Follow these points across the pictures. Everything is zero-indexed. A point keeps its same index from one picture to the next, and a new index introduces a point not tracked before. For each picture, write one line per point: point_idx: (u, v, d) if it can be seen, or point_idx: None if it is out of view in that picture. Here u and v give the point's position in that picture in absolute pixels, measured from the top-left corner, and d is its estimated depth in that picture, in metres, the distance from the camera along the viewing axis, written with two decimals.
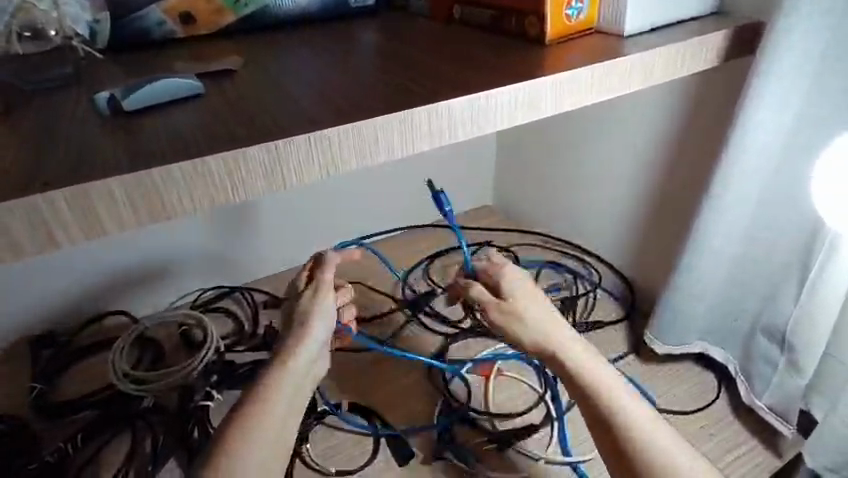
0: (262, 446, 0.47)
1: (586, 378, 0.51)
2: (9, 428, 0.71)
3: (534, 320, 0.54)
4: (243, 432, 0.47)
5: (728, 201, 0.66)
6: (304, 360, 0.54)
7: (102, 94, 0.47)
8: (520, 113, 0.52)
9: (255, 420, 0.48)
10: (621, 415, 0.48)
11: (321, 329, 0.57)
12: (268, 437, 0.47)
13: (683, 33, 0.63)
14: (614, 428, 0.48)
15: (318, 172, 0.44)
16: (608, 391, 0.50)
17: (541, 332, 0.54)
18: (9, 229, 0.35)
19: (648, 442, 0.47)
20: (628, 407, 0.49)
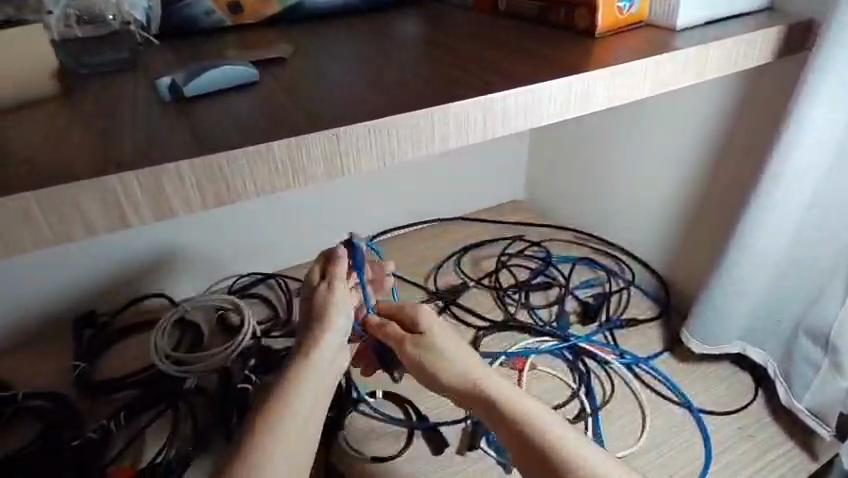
0: (290, 441, 0.47)
1: (511, 406, 0.51)
2: (53, 405, 0.73)
3: (452, 355, 0.55)
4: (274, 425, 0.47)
5: (776, 200, 0.65)
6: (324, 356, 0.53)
7: (163, 79, 0.48)
8: (575, 105, 0.52)
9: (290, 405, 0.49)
10: (551, 440, 0.48)
11: (343, 323, 0.56)
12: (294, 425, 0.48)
13: (735, 28, 0.62)
14: (546, 453, 0.48)
15: (376, 161, 0.44)
16: (534, 416, 0.50)
17: (462, 369, 0.54)
18: (84, 209, 0.36)
19: (580, 463, 0.47)
20: (554, 429, 0.49)
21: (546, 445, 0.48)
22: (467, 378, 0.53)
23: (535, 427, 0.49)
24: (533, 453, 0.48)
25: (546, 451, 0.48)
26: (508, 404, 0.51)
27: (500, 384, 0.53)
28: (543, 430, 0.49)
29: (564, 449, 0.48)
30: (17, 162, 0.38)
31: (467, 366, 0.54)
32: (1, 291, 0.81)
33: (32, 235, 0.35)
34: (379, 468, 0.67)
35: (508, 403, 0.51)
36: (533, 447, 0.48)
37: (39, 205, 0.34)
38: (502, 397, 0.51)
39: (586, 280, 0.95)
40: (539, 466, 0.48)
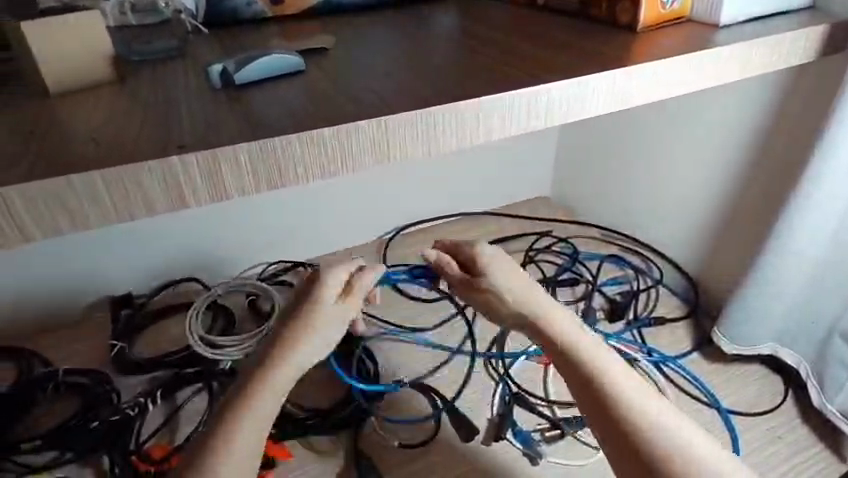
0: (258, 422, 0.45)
1: (560, 332, 0.50)
2: (92, 382, 0.76)
3: (506, 280, 0.53)
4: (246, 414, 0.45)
5: (815, 198, 0.65)
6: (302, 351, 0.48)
7: (214, 66, 0.50)
8: (617, 100, 0.52)
9: (262, 393, 0.46)
10: (597, 370, 0.47)
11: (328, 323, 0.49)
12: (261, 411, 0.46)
13: (780, 26, 0.61)
14: (591, 380, 0.47)
15: (421, 149, 0.45)
16: (584, 344, 0.49)
17: (514, 292, 0.52)
18: (146, 189, 0.37)
19: (627, 398, 0.46)
20: (602, 359, 0.48)
21: (591, 372, 0.48)
22: (517, 302, 0.52)
23: (583, 354, 0.48)
24: (578, 379, 0.48)
25: (591, 378, 0.47)
26: (559, 330, 0.50)
27: (554, 310, 0.51)
28: (592, 358, 0.48)
29: (608, 378, 0.47)
30: (82, 142, 0.40)
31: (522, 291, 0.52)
32: (44, 271, 0.84)
33: (97, 212, 0.36)
34: (406, 455, 0.69)
35: (559, 329, 0.50)
36: (579, 371, 0.48)
37: (105, 183, 0.36)
38: (553, 322, 0.50)
39: (613, 277, 0.95)
40: (582, 391, 0.48)
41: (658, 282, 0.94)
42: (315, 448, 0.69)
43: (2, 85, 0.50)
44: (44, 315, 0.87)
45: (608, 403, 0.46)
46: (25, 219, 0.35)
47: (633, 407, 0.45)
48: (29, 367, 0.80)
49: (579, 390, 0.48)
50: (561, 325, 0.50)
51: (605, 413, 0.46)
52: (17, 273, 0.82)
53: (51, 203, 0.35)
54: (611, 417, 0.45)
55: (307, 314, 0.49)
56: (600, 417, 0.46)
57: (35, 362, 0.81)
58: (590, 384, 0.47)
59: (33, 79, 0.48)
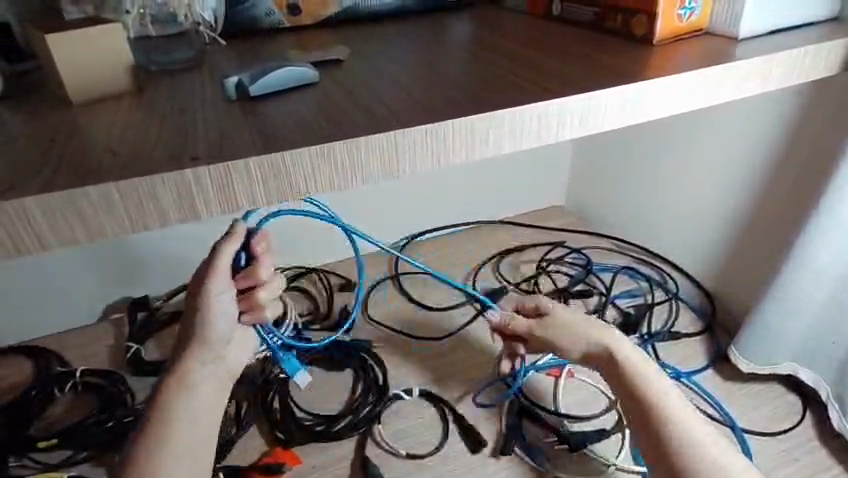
0: (188, 416, 0.53)
1: (629, 369, 0.54)
2: (108, 383, 0.78)
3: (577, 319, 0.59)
4: (175, 415, 0.53)
5: (838, 216, 0.64)
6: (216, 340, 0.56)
7: (230, 78, 0.50)
8: (631, 114, 0.52)
9: (177, 391, 0.53)
10: (653, 397, 0.52)
11: (217, 326, 0.55)
12: (200, 408, 0.54)
13: (803, 38, 0.60)
14: (655, 414, 0.51)
15: (431, 162, 0.45)
16: (651, 380, 0.53)
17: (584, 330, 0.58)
18: (161, 201, 0.38)
19: (674, 424, 0.51)
20: (671, 398, 0.53)
21: (646, 403, 0.52)
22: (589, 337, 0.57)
23: (647, 389, 0.53)
24: (644, 412, 0.52)
25: (656, 414, 0.51)
26: (632, 366, 0.55)
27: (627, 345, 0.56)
28: (655, 394, 0.52)
29: (673, 416, 0.51)
30: (100, 151, 0.41)
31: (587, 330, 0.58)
32: (66, 272, 0.86)
33: (113, 222, 0.37)
34: (414, 464, 0.68)
35: (632, 364, 0.55)
36: (634, 400, 0.53)
37: (121, 194, 0.37)
38: (626, 359, 0.55)
39: (626, 290, 0.93)
40: (636, 412, 0.53)
41: (674, 292, 0.93)
42: (321, 455, 0.69)
43: (28, 94, 0.52)
44: (62, 315, 0.89)
45: (657, 429, 0.51)
46: (44, 229, 0.36)
47: (677, 432, 0.50)
48: (47, 365, 0.82)
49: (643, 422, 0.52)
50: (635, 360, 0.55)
51: (665, 449, 0.50)
52: (39, 274, 0.85)
53: (68, 214, 0.36)
54: (670, 450, 0.50)
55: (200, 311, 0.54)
56: (661, 449, 0.50)
57: (52, 360, 0.83)
58: (657, 420, 0.51)
59: (57, 90, 0.50)
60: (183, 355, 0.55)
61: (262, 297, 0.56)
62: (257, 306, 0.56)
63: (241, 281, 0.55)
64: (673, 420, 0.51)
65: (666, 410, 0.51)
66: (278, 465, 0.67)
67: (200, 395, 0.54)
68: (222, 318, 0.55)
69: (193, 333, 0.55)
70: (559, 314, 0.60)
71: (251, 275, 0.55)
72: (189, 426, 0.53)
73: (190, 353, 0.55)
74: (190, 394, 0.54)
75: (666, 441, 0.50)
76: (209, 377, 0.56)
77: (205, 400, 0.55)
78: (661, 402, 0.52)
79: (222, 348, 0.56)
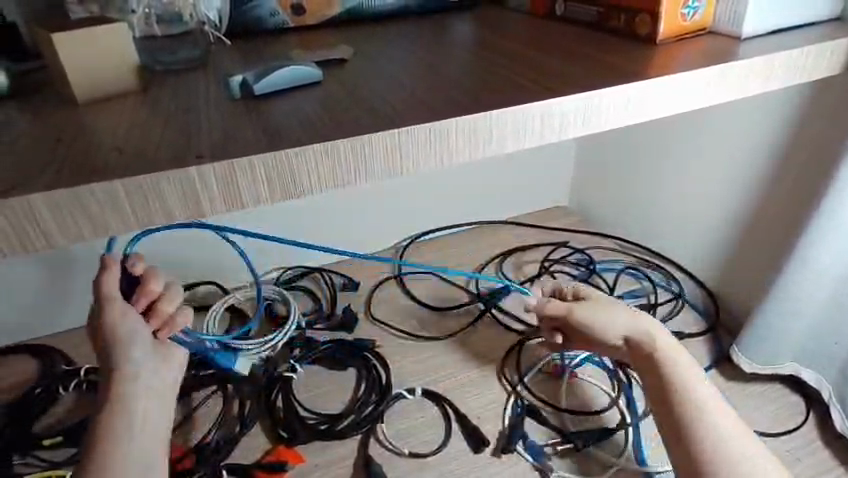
0: (129, 429, 0.54)
1: (671, 366, 0.56)
2: None
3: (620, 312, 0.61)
4: (112, 431, 0.53)
5: (839, 217, 0.64)
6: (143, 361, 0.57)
7: (234, 78, 0.51)
8: (633, 113, 0.52)
9: (111, 410, 0.54)
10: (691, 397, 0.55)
11: (137, 350, 0.57)
12: (139, 422, 0.55)
13: (806, 38, 0.60)
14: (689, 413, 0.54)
15: (432, 161, 0.46)
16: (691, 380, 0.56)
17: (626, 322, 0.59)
18: (165, 198, 0.38)
19: (708, 424, 0.53)
20: (710, 399, 0.55)
21: (684, 401, 0.54)
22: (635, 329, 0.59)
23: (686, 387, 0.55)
24: (678, 408, 0.54)
25: (692, 415, 0.54)
26: (673, 364, 0.56)
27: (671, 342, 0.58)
28: (692, 394, 0.55)
29: (709, 416, 0.54)
30: (106, 150, 0.41)
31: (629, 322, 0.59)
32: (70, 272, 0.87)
33: (118, 220, 0.38)
34: (416, 463, 0.68)
35: (673, 362, 0.57)
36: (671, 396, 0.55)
37: (126, 192, 0.37)
38: (668, 356, 0.57)
39: (629, 290, 0.93)
40: (668, 409, 0.55)
41: (677, 292, 0.93)
42: (324, 454, 0.69)
43: (33, 94, 0.52)
44: (66, 314, 0.90)
45: (690, 427, 0.53)
46: (51, 227, 0.36)
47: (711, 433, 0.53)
48: (51, 364, 0.82)
49: (674, 419, 0.54)
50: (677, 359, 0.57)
51: (695, 447, 0.52)
52: (43, 272, 0.85)
53: (75, 212, 0.36)
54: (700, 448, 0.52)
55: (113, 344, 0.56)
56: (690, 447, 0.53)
57: (56, 359, 0.83)
58: (691, 419, 0.54)
59: (63, 89, 0.51)
60: (110, 384, 0.55)
61: (166, 307, 0.58)
62: (166, 317, 0.58)
63: (138, 300, 0.57)
64: (708, 421, 0.53)
65: (702, 411, 0.54)
66: (281, 464, 0.67)
67: (140, 415, 0.55)
68: (139, 345, 0.57)
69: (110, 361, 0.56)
70: (602, 301, 0.62)
71: (147, 291, 0.57)
72: (132, 442, 0.53)
73: (118, 382, 0.55)
74: (126, 408, 0.54)
75: (699, 439, 0.52)
76: (142, 392, 0.56)
77: (147, 418, 0.55)
78: (697, 403, 0.54)
79: (148, 373, 0.57)
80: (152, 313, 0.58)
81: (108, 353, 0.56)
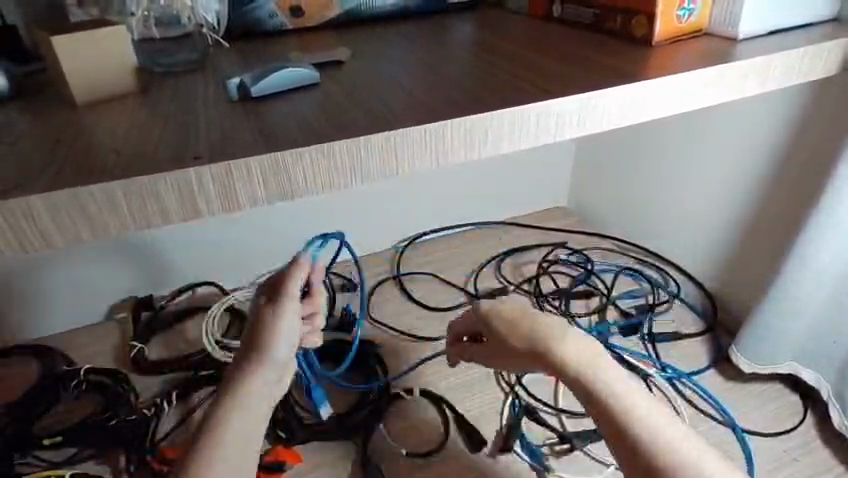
0: (236, 443, 0.41)
1: (585, 369, 0.46)
2: (111, 382, 0.78)
3: (519, 318, 0.52)
4: (216, 440, 0.41)
5: (837, 217, 0.64)
6: (280, 364, 0.46)
7: (232, 80, 0.51)
8: (630, 114, 0.52)
9: (223, 412, 0.42)
10: (618, 398, 0.44)
11: (281, 351, 0.46)
12: (246, 434, 0.42)
13: (805, 38, 0.60)
14: (621, 419, 0.43)
15: (429, 161, 0.46)
16: (613, 378, 0.45)
17: (523, 328, 0.50)
18: (162, 199, 0.39)
19: (648, 424, 0.42)
20: (653, 415, 0.43)
21: (611, 405, 0.43)
22: (532, 334, 0.50)
23: (606, 388, 0.44)
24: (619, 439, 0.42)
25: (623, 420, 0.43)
26: (597, 380, 0.45)
27: (594, 357, 0.47)
28: (618, 394, 0.44)
29: (656, 435, 0.42)
30: (104, 151, 0.41)
31: (527, 327, 0.50)
32: (71, 272, 0.87)
33: (116, 220, 0.38)
34: (414, 462, 0.69)
35: (599, 380, 0.45)
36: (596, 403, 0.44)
37: (123, 193, 0.37)
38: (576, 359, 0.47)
39: (628, 291, 0.93)
40: (600, 418, 0.44)
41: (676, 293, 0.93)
42: (323, 453, 0.70)
43: (32, 95, 0.53)
44: (67, 314, 0.90)
45: (628, 434, 0.42)
46: (49, 227, 0.37)
47: (657, 436, 0.41)
48: (52, 364, 0.83)
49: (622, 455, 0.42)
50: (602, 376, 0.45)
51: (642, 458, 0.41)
52: (45, 272, 0.86)
53: (73, 212, 0.37)
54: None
55: (255, 328, 0.47)
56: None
57: (57, 359, 0.84)
58: (637, 446, 0.42)
59: (62, 91, 0.51)
60: (239, 368, 0.44)
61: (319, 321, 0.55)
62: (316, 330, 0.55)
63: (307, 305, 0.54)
64: (661, 443, 0.41)
65: (647, 427, 0.42)
66: (279, 464, 0.67)
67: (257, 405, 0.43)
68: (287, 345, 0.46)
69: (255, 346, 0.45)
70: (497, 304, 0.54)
71: (309, 304, 0.54)
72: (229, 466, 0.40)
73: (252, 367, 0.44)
74: (242, 412, 0.42)
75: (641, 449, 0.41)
76: (266, 395, 0.44)
77: (257, 423, 0.43)
78: (639, 418, 0.43)
79: (276, 378, 0.45)
80: (309, 323, 0.54)
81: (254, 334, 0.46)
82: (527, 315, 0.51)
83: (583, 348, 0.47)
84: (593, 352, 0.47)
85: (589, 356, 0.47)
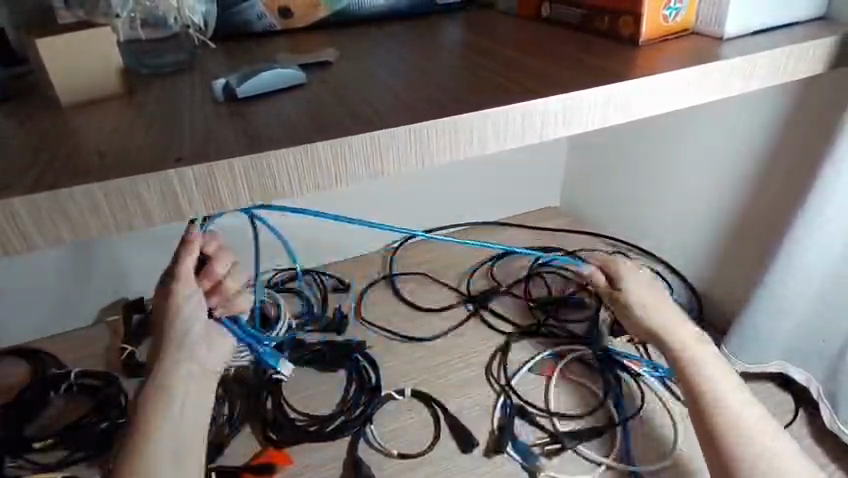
0: (169, 427, 0.55)
1: (686, 353, 0.57)
2: (102, 384, 0.78)
3: (641, 297, 0.63)
4: (153, 433, 0.54)
5: (824, 215, 0.64)
6: (186, 352, 0.63)
7: (218, 82, 0.51)
8: (614, 114, 0.52)
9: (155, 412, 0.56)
10: (703, 378, 0.55)
11: (193, 331, 0.64)
12: (179, 419, 0.57)
13: (788, 38, 0.60)
14: (703, 394, 0.54)
15: (416, 162, 0.46)
16: (705, 363, 0.56)
17: (643, 309, 0.62)
18: (145, 200, 0.39)
19: (721, 402, 0.53)
20: (730, 392, 0.54)
21: (697, 381, 0.55)
22: (646, 314, 0.61)
23: (699, 368, 0.56)
24: (696, 403, 0.54)
25: (705, 395, 0.53)
26: (693, 361, 0.56)
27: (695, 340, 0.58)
28: (708, 375, 0.55)
29: (725, 405, 0.52)
30: (87, 152, 0.41)
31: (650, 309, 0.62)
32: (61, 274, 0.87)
33: (99, 222, 0.38)
34: (407, 463, 0.69)
35: (693, 360, 0.56)
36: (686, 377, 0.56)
37: (106, 195, 0.37)
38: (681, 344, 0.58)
39: None
40: (687, 390, 0.55)
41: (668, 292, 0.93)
42: (315, 454, 0.70)
43: (19, 97, 0.53)
44: (58, 316, 0.90)
45: (703, 404, 0.53)
46: (31, 229, 0.37)
47: (726, 413, 0.52)
48: (43, 367, 0.83)
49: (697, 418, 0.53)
50: (699, 356, 0.57)
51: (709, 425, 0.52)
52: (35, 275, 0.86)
53: (55, 214, 0.37)
54: (719, 443, 0.50)
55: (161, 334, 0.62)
56: (710, 443, 0.51)
57: (48, 362, 0.83)
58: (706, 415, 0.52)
59: (48, 93, 0.51)
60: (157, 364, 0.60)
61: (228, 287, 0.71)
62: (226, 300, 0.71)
63: (204, 282, 0.69)
64: (728, 411, 0.52)
65: (721, 404, 0.52)
66: (268, 466, 0.67)
67: (180, 401, 0.58)
68: (184, 334, 0.63)
69: (168, 338, 0.62)
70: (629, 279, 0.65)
71: (210, 278, 0.69)
72: (173, 432, 0.55)
73: (161, 372, 0.59)
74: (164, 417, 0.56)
75: (713, 417, 0.52)
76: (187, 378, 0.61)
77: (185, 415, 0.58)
78: (718, 396, 0.53)
79: (185, 358, 0.62)
80: (215, 293, 0.70)
81: (162, 348, 0.62)
82: (654, 299, 0.63)
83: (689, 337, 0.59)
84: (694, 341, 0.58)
85: (694, 344, 0.58)
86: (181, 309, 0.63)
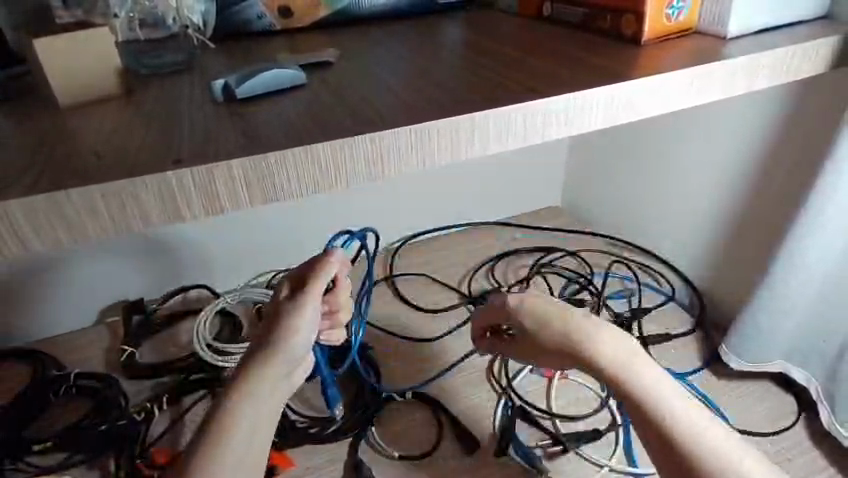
0: (248, 423, 0.43)
1: (615, 368, 0.45)
2: (102, 385, 0.78)
3: (549, 317, 0.48)
4: (225, 436, 0.42)
5: (826, 215, 0.64)
6: (286, 366, 0.46)
7: (217, 81, 0.51)
8: (616, 115, 0.52)
9: (241, 408, 0.43)
10: (644, 391, 0.43)
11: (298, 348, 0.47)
12: (256, 420, 0.44)
13: (790, 37, 0.60)
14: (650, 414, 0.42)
15: (415, 163, 0.46)
16: (644, 374, 0.44)
17: (553, 328, 0.47)
18: (142, 202, 0.38)
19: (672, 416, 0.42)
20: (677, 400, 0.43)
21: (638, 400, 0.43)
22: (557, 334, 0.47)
23: (635, 382, 0.44)
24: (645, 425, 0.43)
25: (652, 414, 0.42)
26: (624, 375, 0.44)
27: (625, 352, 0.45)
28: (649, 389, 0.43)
29: (675, 417, 0.42)
30: (84, 154, 0.41)
31: (565, 327, 0.47)
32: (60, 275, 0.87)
33: (96, 224, 0.38)
34: (407, 464, 0.68)
35: (629, 374, 0.44)
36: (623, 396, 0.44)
37: (103, 198, 0.37)
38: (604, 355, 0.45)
39: (617, 290, 0.94)
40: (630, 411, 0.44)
41: (668, 294, 0.93)
42: (315, 456, 0.69)
43: (17, 97, 0.52)
44: (57, 317, 0.90)
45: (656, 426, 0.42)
46: (26, 231, 0.36)
47: (679, 428, 0.41)
48: (43, 367, 0.82)
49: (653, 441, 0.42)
50: (633, 366, 0.45)
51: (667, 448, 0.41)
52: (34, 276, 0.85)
53: (51, 215, 0.36)
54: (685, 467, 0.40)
55: (269, 327, 0.47)
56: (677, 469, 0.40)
57: (48, 363, 0.83)
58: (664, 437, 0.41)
59: (45, 93, 0.50)
60: (253, 355, 0.46)
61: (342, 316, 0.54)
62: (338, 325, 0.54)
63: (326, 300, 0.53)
64: (680, 424, 0.41)
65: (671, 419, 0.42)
66: (269, 468, 0.67)
67: (257, 409, 0.44)
68: (307, 336, 0.48)
69: (267, 338, 0.46)
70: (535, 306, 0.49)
71: (331, 299, 0.53)
72: (245, 446, 0.43)
73: (267, 359, 0.45)
74: (241, 427, 0.43)
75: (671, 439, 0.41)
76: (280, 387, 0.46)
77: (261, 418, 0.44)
78: (665, 410, 0.42)
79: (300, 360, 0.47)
80: (329, 319, 0.54)
81: (262, 343, 0.46)
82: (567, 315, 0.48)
83: (619, 350, 0.45)
84: (624, 347, 0.46)
85: (623, 354, 0.45)
86: (303, 310, 0.48)
